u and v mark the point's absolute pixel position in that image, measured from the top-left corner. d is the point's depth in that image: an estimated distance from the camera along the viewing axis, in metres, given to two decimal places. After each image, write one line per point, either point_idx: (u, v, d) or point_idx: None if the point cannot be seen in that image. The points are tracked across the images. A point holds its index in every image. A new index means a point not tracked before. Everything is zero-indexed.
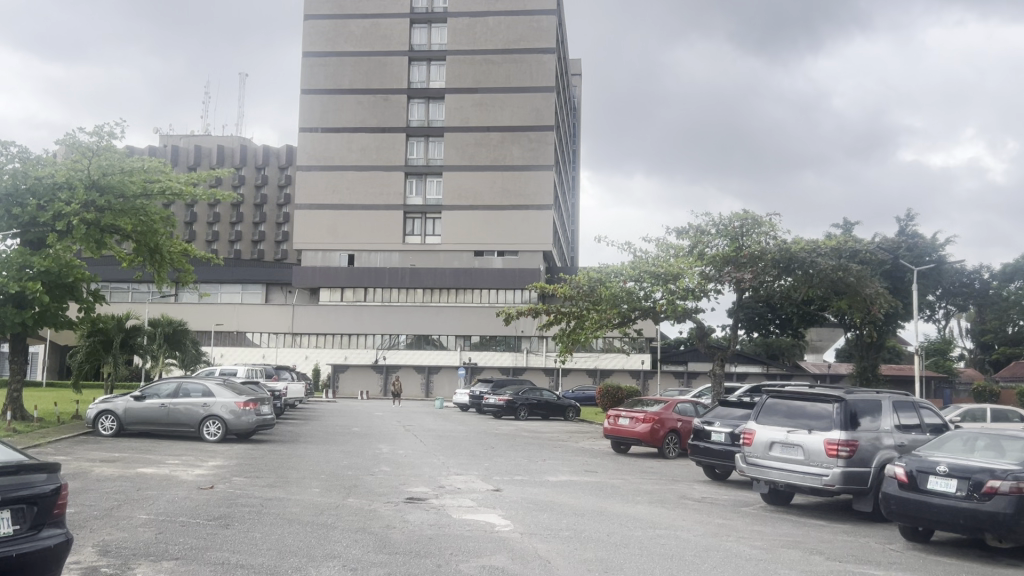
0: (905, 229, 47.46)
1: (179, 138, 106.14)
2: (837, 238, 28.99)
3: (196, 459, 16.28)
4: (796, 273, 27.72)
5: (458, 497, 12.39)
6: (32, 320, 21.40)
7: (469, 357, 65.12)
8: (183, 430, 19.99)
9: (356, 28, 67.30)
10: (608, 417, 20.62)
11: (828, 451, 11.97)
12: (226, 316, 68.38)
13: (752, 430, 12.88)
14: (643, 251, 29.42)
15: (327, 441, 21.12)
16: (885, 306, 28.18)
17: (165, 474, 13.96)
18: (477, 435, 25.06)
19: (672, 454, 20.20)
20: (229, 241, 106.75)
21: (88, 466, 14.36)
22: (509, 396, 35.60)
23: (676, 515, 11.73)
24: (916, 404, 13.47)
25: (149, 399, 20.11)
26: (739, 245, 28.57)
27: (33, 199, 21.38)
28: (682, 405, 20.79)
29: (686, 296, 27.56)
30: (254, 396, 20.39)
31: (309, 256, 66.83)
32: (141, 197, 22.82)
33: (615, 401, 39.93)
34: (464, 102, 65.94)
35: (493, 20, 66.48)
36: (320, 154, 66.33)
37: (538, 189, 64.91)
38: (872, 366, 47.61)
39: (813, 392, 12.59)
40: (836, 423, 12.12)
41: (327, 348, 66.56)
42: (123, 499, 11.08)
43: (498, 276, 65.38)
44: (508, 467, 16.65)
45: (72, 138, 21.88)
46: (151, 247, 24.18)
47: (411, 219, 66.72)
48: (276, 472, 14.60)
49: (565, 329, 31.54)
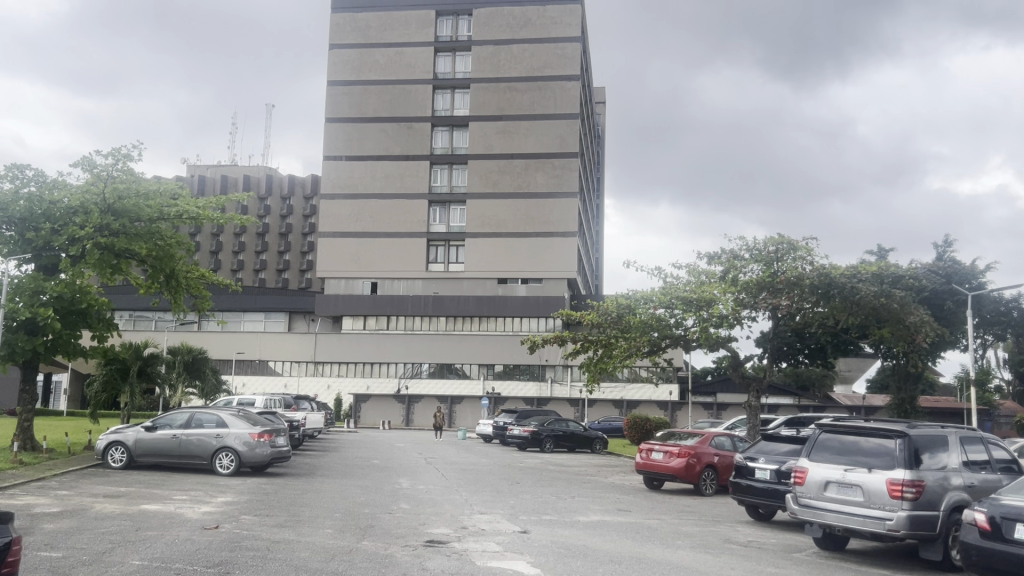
0: (944, 255, 45.89)
1: (206, 169, 107.29)
2: (877, 263, 27.65)
3: (205, 494, 15.39)
4: (834, 300, 26.42)
5: (481, 540, 11.37)
6: (44, 348, 20.79)
7: (493, 388, 63.98)
8: (194, 462, 19.14)
9: (381, 56, 67.33)
10: (641, 451, 19.51)
11: (892, 492, 10.81)
12: (247, 345, 68.03)
13: (804, 469, 11.79)
14: (674, 276, 28.44)
15: (346, 474, 20.18)
16: (933, 335, 26.64)
17: (170, 511, 13.09)
18: (501, 469, 23.99)
19: (710, 491, 19.00)
20: (254, 269, 106.95)
21: (89, 502, 13.52)
22: (534, 427, 34.50)
23: (723, 562, 10.64)
24: (982, 438, 12.32)
25: (161, 429, 19.30)
26: (774, 270, 27.47)
27: (48, 223, 20.79)
28: (719, 439, 19.62)
29: (721, 323, 26.21)
30: (270, 427, 19.53)
31: (333, 284, 66.44)
32: (156, 221, 22.08)
33: (643, 433, 38.60)
34: (488, 130, 65.51)
35: (518, 47, 66.12)
36: (345, 182, 66.25)
37: (563, 216, 64.16)
38: (910, 398, 45.77)
39: (869, 426, 11.49)
40: (900, 461, 10.95)
41: (349, 377, 65.74)
42: (117, 541, 10.19)
43: (522, 304, 64.50)
44: (535, 505, 15.58)
45: (88, 161, 21.32)
46: (167, 272, 23.42)
47: (434, 246, 66.19)
48: (288, 510, 13.65)
49: (591, 358, 30.39)
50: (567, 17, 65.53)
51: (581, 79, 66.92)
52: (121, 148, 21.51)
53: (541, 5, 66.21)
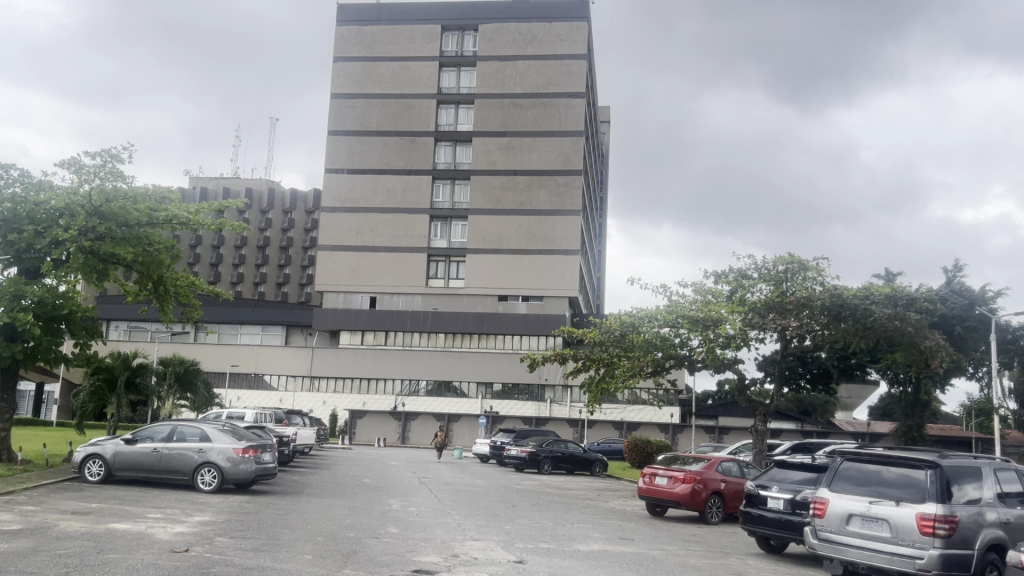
0: (953, 281, 44.98)
1: (208, 180, 106.94)
2: (890, 284, 26.74)
3: (181, 513, 14.45)
4: (845, 322, 25.56)
5: (474, 571, 10.46)
6: (23, 355, 19.94)
7: (491, 406, 63.01)
8: (175, 478, 18.22)
9: (385, 70, 66.87)
10: (644, 475, 18.57)
11: (922, 528, 9.91)
12: (243, 358, 67.26)
13: (824, 500, 10.88)
14: (680, 295, 27.61)
15: (334, 493, 19.25)
16: (949, 361, 25.69)
17: (139, 531, 12.17)
18: (497, 491, 23.02)
19: (716, 519, 18.08)
20: (254, 282, 106.09)
21: (54, 519, 12.60)
22: (532, 448, 33.54)
23: None
24: (1016, 469, 11.46)
25: (141, 442, 18.36)
26: (784, 290, 26.68)
27: (31, 225, 20.01)
28: (725, 464, 18.73)
29: (728, 344, 25.37)
30: (255, 442, 18.65)
31: (331, 298, 65.57)
32: (143, 226, 21.24)
33: (644, 456, 37.60)
34: (491, 145, 64.95)
35: (523, 63, 65.61)
36: (346, 196, 65.67)
37: (566, 233, 63.46)
38: (918, 426, 44.65)
39: (895, 455, 10.61)
40: (930, 494, 10.06)
41: (345, 393, 64.77)
42: (74, 565, 9.30)
43: (523, 321, 63.62)
44: (531, 531, 14.63)
45: (76, 162, 20.59)
46: (155, 279, 22.55)
47: (435, 261, 65.42)
48: (267, 533, 12.73)
49: (593, 378, 29.49)
50: (576, 34, 65.04)
51: (587, 97, 66.44)
52: (110, 148, 20.76)
53: (547, 22, 65.74)
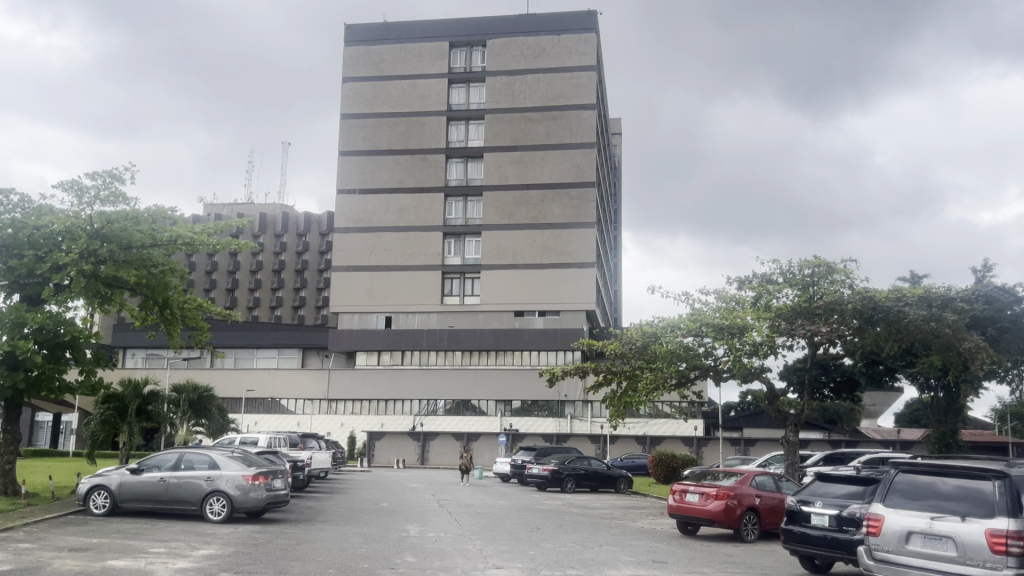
0: (982, 280, 43.67)
1: (223, 207, 107.25)
2: (924, 285, 25.59)
3: (186, 546, 13.66)
4: (877, 325, 24.48)
5: None
6: (24, 385, 19.31)
7: (510, 424, 62.02)
8: (183, 508, 17.46)
9: (394, 88, 66.52)
10: (674, 492, 17.60)
11: (993, 546, 8.93)
12: (258, 383, 66.77)
13: (878, 517, 9.95)
14: (703, 303, 26.68)
15: (350, 520, 18.42)
16: (989, 364, 24.38)
17: (138, 567, 11.39)
18: (520, 512, 22.10)
19: (751, 537, 17.07)
20: (270, 306, 105.91)
21: (49, 557, 11.83)
22: (554, 466, 32.53)
23: None
24: None
25: (147, 472, 17.63)
26: (811, 295, 25.72)
27: (32, 250, 19.42)
28: (759, 478, 17.74)
29: (754, 352, 24.37)
30: (266, 468, 17.85)
31: (346, 319, 65.07)
32: (145, 246, 20.57)
33: (670, 470, 36.48)
34: (503, 160, 64.30)
35: (532, 78, 65.04)
36: (358, 217, 65.22)
37: (581, 246, 62.60)
38: (952, 432, 43.10)
39: (958, 465, 9.65)
40: (1000, 507, 9.08)
41: (362, 415, 63.97)
42: None
43: (539, 336, 62.85)
44: (558, 556, 13.75)
45: (75, 184, 20.05)
46: (161, 301, 21.88)
47: (449, 279, 64.74)
48: (274, 566, 11.92)
49: (615, 391, 28.49)
50: (584, 46, 64.39)
51: (597, 108, 65.73)
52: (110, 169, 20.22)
53: (555, 35, 65.21)
